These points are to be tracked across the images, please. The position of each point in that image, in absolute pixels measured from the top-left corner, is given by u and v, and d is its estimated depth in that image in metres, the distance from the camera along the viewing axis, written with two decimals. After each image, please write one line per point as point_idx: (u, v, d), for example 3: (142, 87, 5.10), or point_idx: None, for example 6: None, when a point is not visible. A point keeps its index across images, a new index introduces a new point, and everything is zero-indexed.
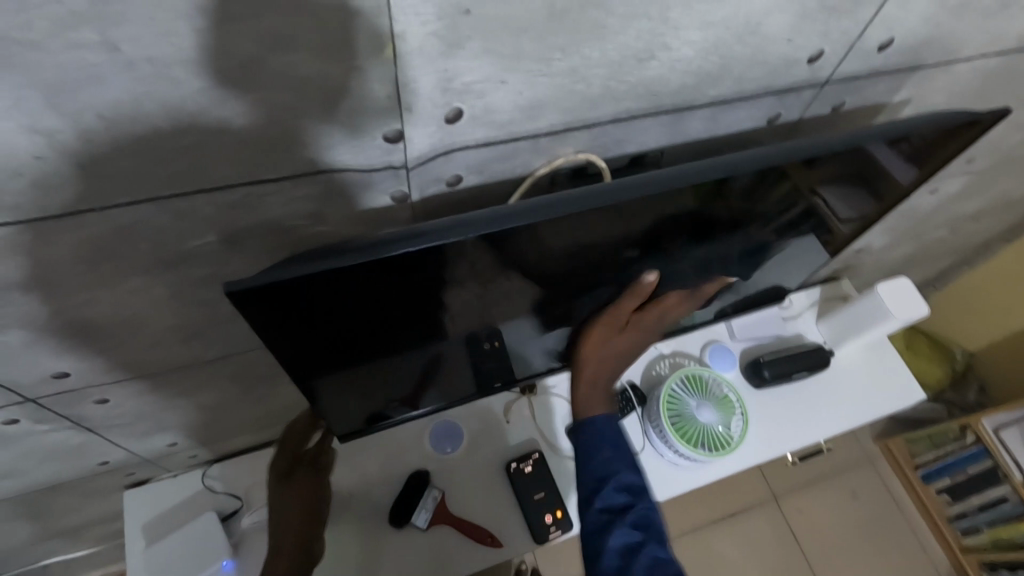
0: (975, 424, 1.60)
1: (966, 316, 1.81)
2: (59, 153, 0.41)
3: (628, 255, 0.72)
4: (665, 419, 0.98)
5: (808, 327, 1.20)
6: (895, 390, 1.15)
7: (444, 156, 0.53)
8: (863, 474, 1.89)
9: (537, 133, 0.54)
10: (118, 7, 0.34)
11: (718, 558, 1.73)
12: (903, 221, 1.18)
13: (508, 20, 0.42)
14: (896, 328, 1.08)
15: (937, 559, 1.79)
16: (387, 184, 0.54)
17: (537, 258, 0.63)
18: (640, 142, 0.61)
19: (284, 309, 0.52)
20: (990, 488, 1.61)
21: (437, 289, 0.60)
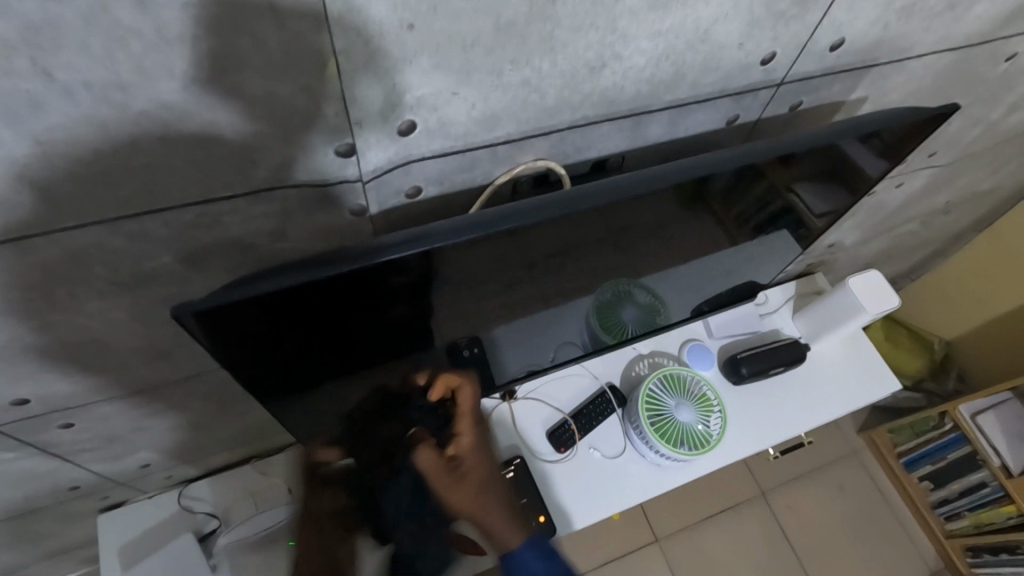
0: (953, 411, 1.62)
1: (940, 306, 1.84)
2: (3, 180, 0.40)
3: (597, 258, 0.73)
4: (645, 420, 0.98)
5: (785, 323, 1.21)
6: (872, 382, 1.16)
7: (403, 168, 0.53)
8: (847, 465, 1.91)
9: (496, 142, 0.54)
10: (53, 34, 0.33)
11: (707, 555, 1.74)
12: (873, 215, 1.20)
13: (455, 34, 0.42)
14: (869, 320, 1.10)
15: (923, 546, 1.81)
16: (347, 199, 0.54)
17: (505, 266, 0.63)
18: (602, 148, 0.61)
19: (247, 329, 0.52)
20: (971, 474, 1.64)
21: (405, 300, 0.60)
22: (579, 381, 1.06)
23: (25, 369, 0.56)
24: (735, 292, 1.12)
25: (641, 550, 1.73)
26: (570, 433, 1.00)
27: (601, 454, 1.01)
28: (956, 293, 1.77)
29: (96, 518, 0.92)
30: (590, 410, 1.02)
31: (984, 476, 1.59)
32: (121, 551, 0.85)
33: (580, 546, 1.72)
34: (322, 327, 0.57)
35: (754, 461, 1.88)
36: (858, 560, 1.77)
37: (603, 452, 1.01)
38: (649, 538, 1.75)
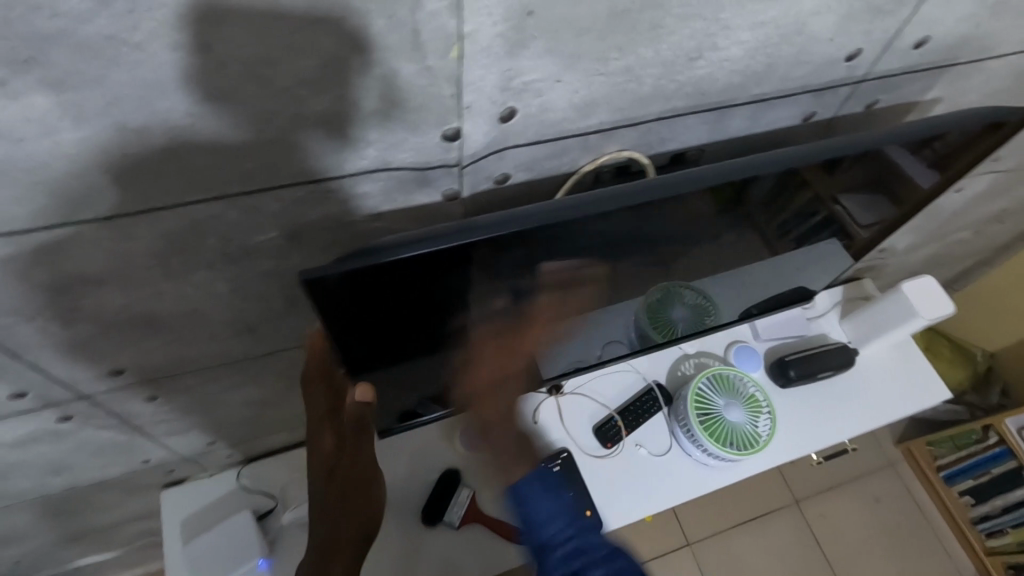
0: (999, 424, 1.59)
1: (982, 316, 1.81)
2: (147, 150, 0.43)
3: (663, 252, 0.73)
4: (695, 418, 0.98)
5: (832, 327, 1.20)
6: (922, 390, 1.15)
7: (497, 154, 0.55)
8: (883, 477, 1.88)
9: (587, 130, 0.56)
10: (215, 10, 0.36)
11: (739, 562, 1.72)
12: (927, 221, 1.18)
13: (572, 20, 0.44)
14: (922, 326, 1.08)
15: (962, 562, 1.77)
16: (442, 182, 0.56)
17: (579, 255, 0.64)
18: (682, 140, 0.62)
19: (344, 304, 0.54)
20: (1017, 489, 1.60)
21: (486, 283, 0.61)
22: (626, 378, 1.06)
23: (126, 335, 0.59)
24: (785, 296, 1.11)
25: (672, 553, 1.72)
26: (617, 429, 1.01)
27: (647, 451, 1.01)
28: (995, 303, 1.74)
29: (159, 493, 0.95)
30: (637, 407, 1.03)
31: None
32: (184, 525, 0.88)
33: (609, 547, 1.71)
34: (415, 305, 0.59)
35: (788, 469, 1.86)
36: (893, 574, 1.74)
37: (649, 449, 1.02)
38: (679, 541, 1.74)
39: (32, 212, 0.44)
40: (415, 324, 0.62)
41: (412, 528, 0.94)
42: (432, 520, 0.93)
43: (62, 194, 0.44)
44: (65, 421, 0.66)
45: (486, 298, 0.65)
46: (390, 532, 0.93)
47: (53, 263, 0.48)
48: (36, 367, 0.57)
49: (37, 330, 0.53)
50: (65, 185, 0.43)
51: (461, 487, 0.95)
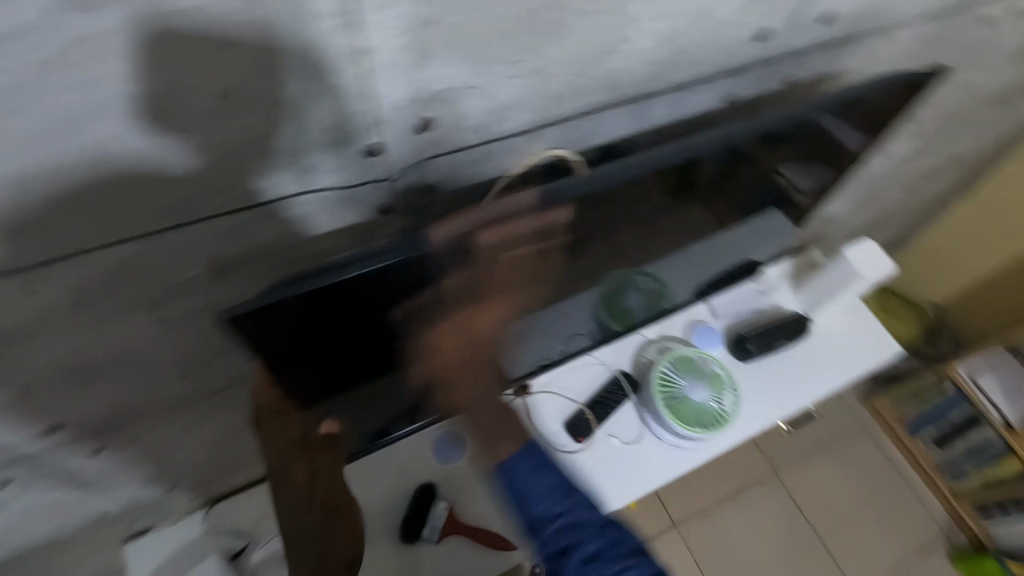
0: (952, 372, 1.64)
1: (928, 270, 1.90)
2: (52, 198, 0.42)
3: (608, 246, 0.75)
4: (661, 403, 0.99)
5: (785, 298, 1.23)
6: (875, 347, 1.19)
7: (420, 162, 0.57)
8: (854, 436, 1.94)
9: (505, 132, 0.58)
10: (104, 44, 0.36)
11: (725, 536, 1.76)
12: (861, 186, 1.23)
13: (474, 32, 0.45)
14: (866, 287, 1.13)
15: (933, 508, 1.84)
16: (369, 194, 0.57)
17: (525, 258, 0.64)
18: (605, 128, 0.63)
19: (289, 328, 0.53)
20: (975, 432, 1.67)
21: (438, 294, 0.61)
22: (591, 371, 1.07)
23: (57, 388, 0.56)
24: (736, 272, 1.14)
25: (660, 537, 1.74)
26: (588, 422, 1.01)
27: (619, 440, 1.02)
28: (939, 256, 1.83)
29: (123, 546, 0.91)
30: (605, 398, 1.04)
31: (987, 433, 1.63)
32: None
33: None
34: (358, 326, 0.58)
35: (762, 439, 1.90)
36: (872, 529, 1.80)
37: (621, 438, 1.03)
38: (666, 524, 1.76)
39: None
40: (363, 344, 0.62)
41: (392, 548, 0.92)
42: (412, 537, 0.91)
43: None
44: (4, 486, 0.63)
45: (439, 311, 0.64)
46: (370, 555, 0.91)
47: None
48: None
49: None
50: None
51: (438, 499, 0.94)
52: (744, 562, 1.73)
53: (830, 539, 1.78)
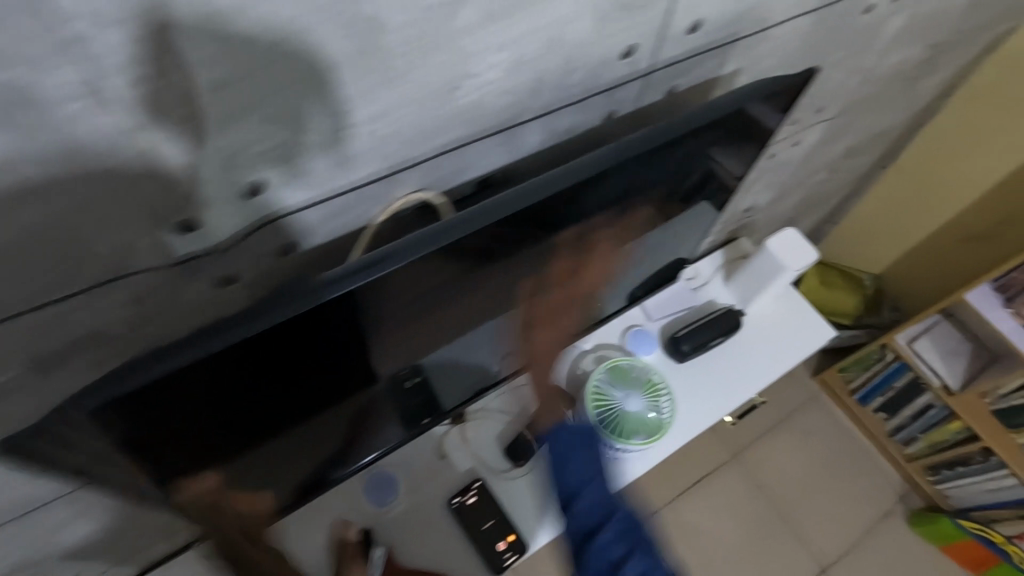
0: (891, 341, 1.70)
1: (864, 244, 1.94)
2: None
3: (515, 270, 0.70)
4: (596, 417, 0.98)
5: (718, 292, 1.23)
6: (809, 334, 1.20)
7: (273, 222, 0.55)
8: (809, 412, 1.98)
9: (361, 181, 0.57)
10: None
11: (689, 526, 1.77)
12: (780, 173, 1.25)
13: (296, 80, 0.45)
14: (794, 276, 1.13)
15: (889, 475, 1.89)
16: (221, 265, 0.56)
17: (406, 303, 0.61)
18: (480, 157, 0.63)
19: (124, 425, 0.49)
20: (918, 397, 1.73)
21: (304, 361, 0.57)
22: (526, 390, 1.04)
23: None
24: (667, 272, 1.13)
25: None
26: (527, 445, 0.98)
27: None
28: (873, 230, 1.88)
29: None
30: None
31: (929, 398, 1.69)
32: None
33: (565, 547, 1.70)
34: (215, 407, 0.55)
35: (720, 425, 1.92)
36: (833, 503, 1.83)
37: None
38: None
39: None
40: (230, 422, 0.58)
41: None
42: None
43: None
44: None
45: (316, 375, 0.61)
46: None
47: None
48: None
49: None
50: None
51: (375, 544, 0.91)
52: (709, 550, 1.74)
53: (793, 516, 1.80)
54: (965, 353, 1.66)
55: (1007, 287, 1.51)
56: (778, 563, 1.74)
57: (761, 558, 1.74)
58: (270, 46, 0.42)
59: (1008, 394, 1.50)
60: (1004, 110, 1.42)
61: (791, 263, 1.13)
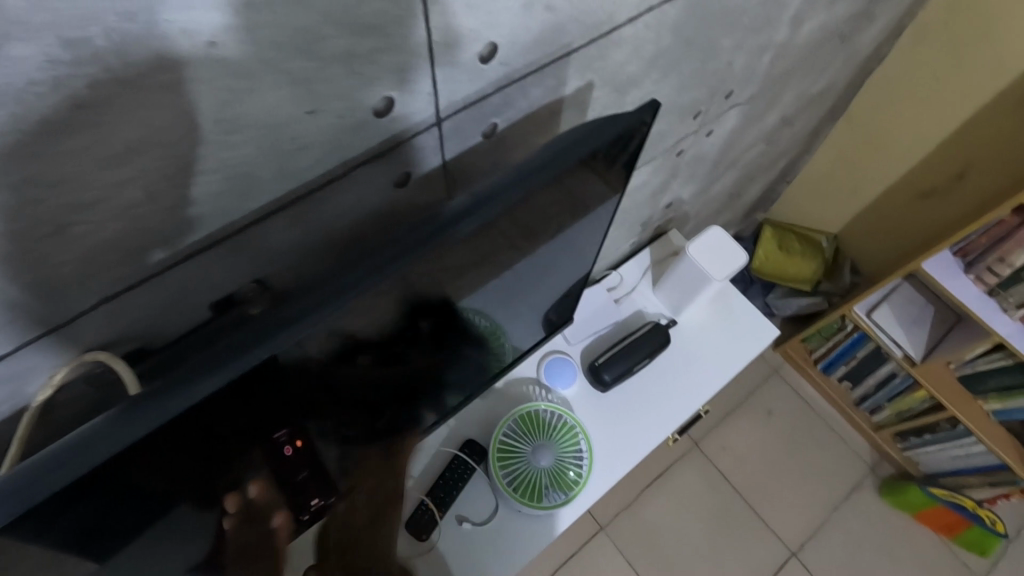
0: (850, 313, 1.63)
1: (822, 200, 1.90)
2: None
3: (437, 304, 0.57)
4: (501, 481, 0.90)
5: (645, 300, 1.15)
6: (751, 333, 1.13)
7: (36, 292, 0.35)
8: (771, 387, 1.94)
9: (201, 213, 0.39)
10: None
11: (653, 525, 1.71)
12: (753, 128, 1.13)
13: (78, 111, 0.29)
14: (721, 283, 1.05)
15: (857, 443, 1.88)
16: (34, 361, 0.39)
17: (303, 367, 0.47)
18: (418, 154, 0.48)
19: (86, 507, 0.39)
20: (881, 366, 1.70)
21: (188, 466, 0.45)
22: (442, 438, 0.97)
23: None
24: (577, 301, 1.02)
25: (589, 542, 1.67)
26: (429, 515, 0.91)
27: (470, 523, 0.93)
28: (830, 187, 1.84)
29: None
30: (448, 480, 0.94)
31: (893, 367, 1.65)
32: None
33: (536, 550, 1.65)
34: (206, 451, 0.45)
35: None
36: (798, 481, 1.80)
37: (472, 521, 0.93)
38: (594, 528, 1.69)
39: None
40: (215, 461, 0.48)
41: None
42: None
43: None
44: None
45: (196, 482, 0.47)
46: None
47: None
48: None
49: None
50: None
51: None
52: (672, 551, 1.68)
53: (759, 502, 1.76)
54: (930, 317, 1.61)
55: (966, 250, 1.38)
56: (744, 554, 1.69)
57: (726, 550, 1.70)
58: (7, 63, 0.26)
59: (974, 360, 1.46)
60: (961, 59, 1.35)
61: (717, 270, 1.02)
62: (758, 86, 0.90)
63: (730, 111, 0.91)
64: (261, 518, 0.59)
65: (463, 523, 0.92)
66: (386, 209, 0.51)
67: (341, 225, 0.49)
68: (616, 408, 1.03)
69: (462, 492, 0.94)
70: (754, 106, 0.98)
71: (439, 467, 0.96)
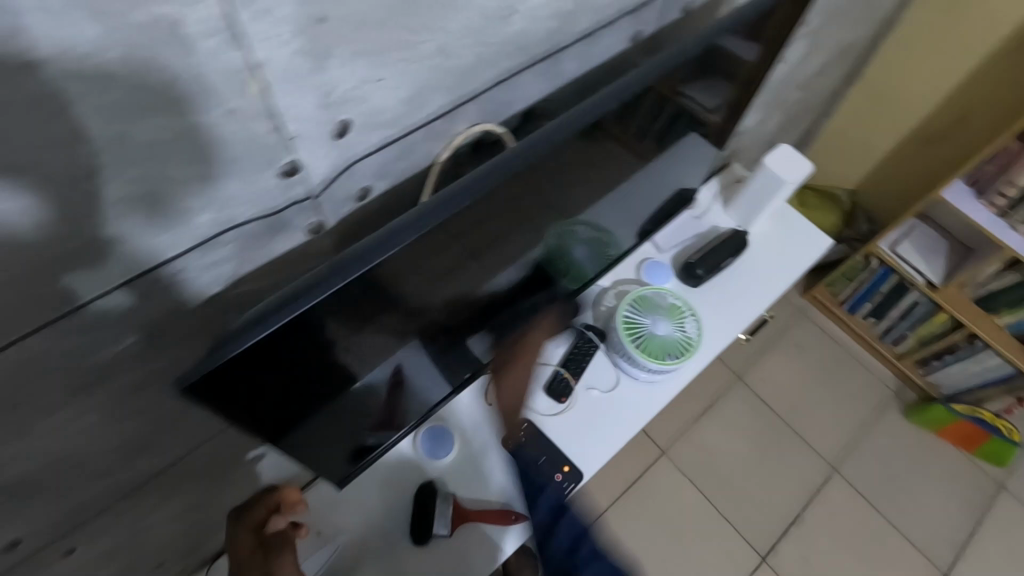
0: (875, 249, 1.83)
1: (839, 159, 2.12)
2: (126, 111, 0.37)
3: (619, 146, 0.80)
4: (629, 343, 1.07)
5: (719, 218, 1.34)
6: (808, 243, 1.31)
7: (489, 64, 0.58)
8: (802, 327, 2.14)
9: (566, 30, 0.63)
10: None
11: (708, 449, 1.88)
12: (803, 66, 1.34)
13: None
14: (790, 191, 1.24)
15: (883, 373, 2.08)
16: (375, 182, 0.59)
17: (526, 197, 0.68)
18: (648, 17, 0.73)
19: (242, 381, 0.50)
20: (904, 297, 1.90)
21: (313, 353, 0.57)
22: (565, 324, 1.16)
23: (119, 356, 0.50)
24: (670, 207, 1.22)
25: (653, 465, 1.84)
26: (566, 381, 1.09)
27: (599, 390, 1.12)
28: (847, 145, 2.06)
29: (152, 562, 0.82)
30: (577, 354, 1.12)
31: (915, 296, 1.86)
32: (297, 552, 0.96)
33: (606, 473, 1.82)
34: (329, 341, 0.57)
35: (725, 355, 2.05)
36: (833, 405, 2.00)
37: (600, 388, 1.12)
38: (657, 453, 1.86)
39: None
40: (334, 352, 0.59)
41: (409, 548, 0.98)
42: (424, 536, 0.97)
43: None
44: (37, 500, 0.54)
45: (283, 396, 0.58)
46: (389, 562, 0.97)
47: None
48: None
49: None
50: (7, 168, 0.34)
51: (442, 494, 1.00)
52: (724, 472, 1.86)
53: (801, 425, 1.95)
54: (945, 249, 1.82)
55: (977, 180, 1.61)
56: (792, 472, 1.87)
57: (774, 467, 1.88)
58: None
59: (988, 282, 1.68)
60: (964, 17, 1.59)
61: (789, 177, 1.22)
62: (821, 17, 1.12)
63: (799, 39, 1.12)
64: (338, 417, 0.73)
65: (593, 390, 1.11)
66: (608, 72, 0.77)
67: (591, 73, 0.73)
68: (707, 298, 1.22)
69: (587, 366, 1.13)
70: (810, 41, 1.20)
71: (568, 345, 1.14)
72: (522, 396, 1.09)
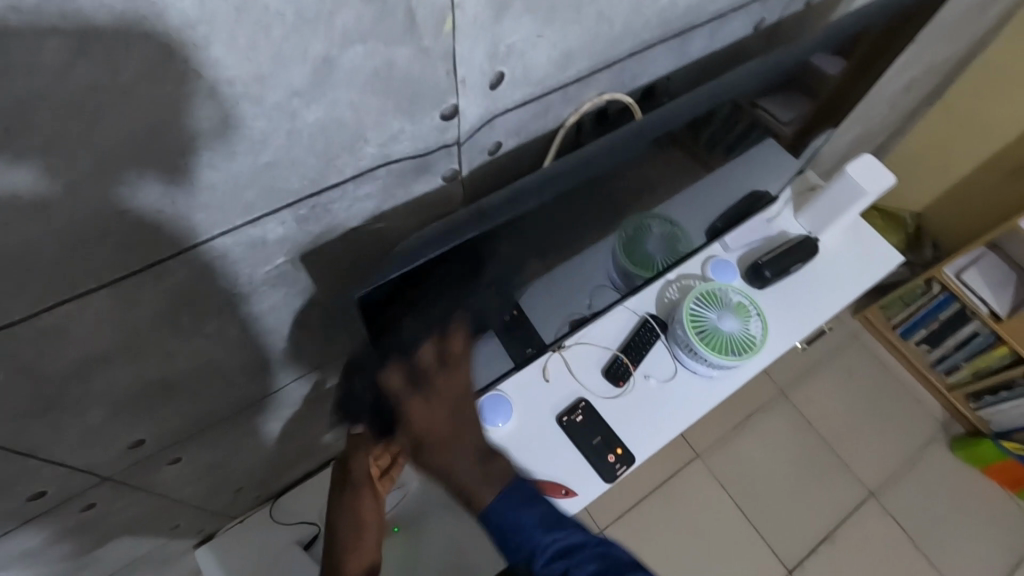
0: (941, 274, 1.78)
1: (909, 180, 2.07)
2: (342, 40, 0.40)
3: (721, 133, 0.81)
4: (694, 336, 1.08)
5: (789, 223, 1.33)
6: (879, 259, 1.30)
7: (628, 36, 0.60)
8: (851, 347, 2.11)
9: (700, 10, 0.64)
10: None
11: (742, 459, 1.88)
12: (895, 79, 1.32)
13: None
14: (869, 202, 1.23)
15: (930, 404, 2.04)
16: (507, 139, 0.62)
17: (637, 171, 0.72)
18: (771, 8, 0.74)
19: (386, 303, 0.58)
20: (963, 327, 1.85)
21: (441, 289, 0.63)
22: (627, 312, 1.16)
23: (268, 274, 0.55)
24: (743, 207, 1.21)
25: (685, 467, 1.85)
26: (625, 366, 1.11)
27: (656, 379, 1.13)
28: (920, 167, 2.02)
29: (234, 485, 0.88)
30: (637, 342, 1.13)
31: (975, 326, 1.80)
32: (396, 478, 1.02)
33: (639, 471, 1.84)
34: (455, 280, 0.63)
35: (769, 367, 2.03)
36: (876, 430, 1.97)
37: (658, 377, 1.13)
38: (690, 455, 1.86)
39: (155, 129, 0.38)
40: (458, 291, 0.66)
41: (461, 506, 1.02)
42: None
43: (219, 107, 0.39)
44: (171, 398, 0.60)
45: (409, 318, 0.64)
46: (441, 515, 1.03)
47: (181, 171, 0.41)
48: (134, 334, 0.50)
49: (152, 278, 0.47)
50: (237, 79, 0.38)
51: None
52: (757, 484, 1.85)
53: (842, 447, 1.93)
54: (1015, 283, 1.76)
55: None
56: (827, 496, 1.85)
57: (809, 486, 1.86)
58: None
59: None
60: None
61: (870, 188, 1.21)
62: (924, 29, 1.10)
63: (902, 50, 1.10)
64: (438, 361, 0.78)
65: (650, 378, 1.12)
66: (722, 57, 0.78)
67: (707, 58, 0.75)
68: (770, 303, 1.22)
69: (646, 355, 1.14)
70: (909, 54, 1.18)
71: (629, 331, 1.15)
72: (581, 377, 1.11)
